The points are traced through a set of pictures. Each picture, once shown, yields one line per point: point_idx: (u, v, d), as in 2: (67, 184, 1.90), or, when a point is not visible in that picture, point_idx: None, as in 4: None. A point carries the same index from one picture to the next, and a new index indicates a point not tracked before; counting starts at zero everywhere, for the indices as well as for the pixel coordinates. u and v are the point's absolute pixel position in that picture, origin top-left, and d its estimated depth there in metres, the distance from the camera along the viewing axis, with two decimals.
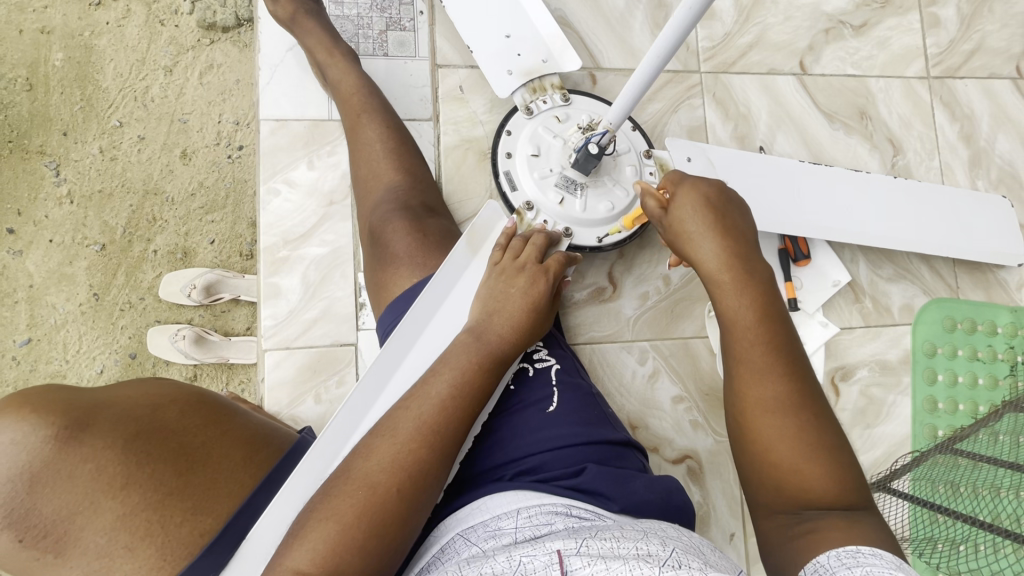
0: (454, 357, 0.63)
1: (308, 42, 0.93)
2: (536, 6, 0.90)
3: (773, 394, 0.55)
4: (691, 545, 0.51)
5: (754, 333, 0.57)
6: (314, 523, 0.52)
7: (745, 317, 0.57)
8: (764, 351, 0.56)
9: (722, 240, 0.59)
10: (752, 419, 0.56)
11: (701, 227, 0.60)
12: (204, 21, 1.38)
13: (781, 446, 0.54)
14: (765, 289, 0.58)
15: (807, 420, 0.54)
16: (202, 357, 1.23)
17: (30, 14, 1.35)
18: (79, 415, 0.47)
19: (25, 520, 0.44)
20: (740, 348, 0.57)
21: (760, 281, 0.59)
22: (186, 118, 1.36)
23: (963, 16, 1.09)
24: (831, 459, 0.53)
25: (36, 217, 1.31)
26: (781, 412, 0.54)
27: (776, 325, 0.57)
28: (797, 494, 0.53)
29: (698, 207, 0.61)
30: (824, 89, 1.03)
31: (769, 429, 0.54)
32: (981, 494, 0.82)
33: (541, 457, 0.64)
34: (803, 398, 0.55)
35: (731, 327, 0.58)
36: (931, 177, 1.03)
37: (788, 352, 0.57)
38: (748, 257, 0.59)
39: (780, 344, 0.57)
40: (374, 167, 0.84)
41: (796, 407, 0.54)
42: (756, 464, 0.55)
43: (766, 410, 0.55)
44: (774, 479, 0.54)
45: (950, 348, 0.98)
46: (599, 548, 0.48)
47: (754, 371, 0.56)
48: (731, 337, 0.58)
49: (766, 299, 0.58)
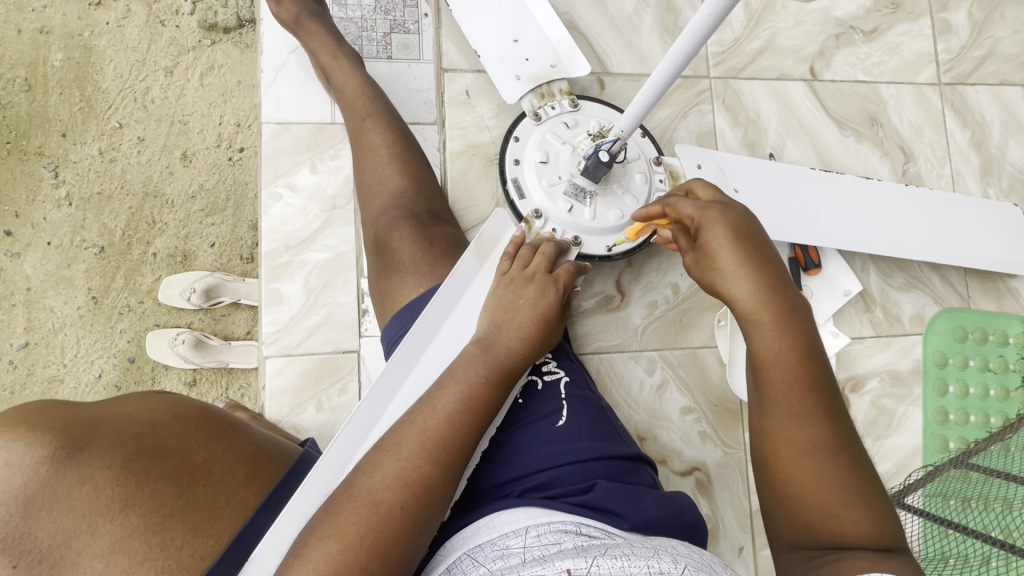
0: (461, 370, 0.61)
1: (312, 44, 0.92)
2: (544, 10, 0.89)
3: (810, 437, 0.53)
4: (703, 563, 0.49)
5: (791, 374, 0.54)
6: (315, 543, 0.50)
7: (780, 356, 0.55)
8: (800, 393, 0.54)
9: (756, 275, 0.57)
10: (785, 461, 0.53)
11: (733, 261, 0.58)
12: (205, 21, 1.36)
13: (816, 489, 0.52)
14: (802, 327, 0.56)
15: (844, 464, 0.52)
16: (201, 362, 1.21)
17: (29, 13, 1.33)
18: (77, 434, 0.45)
19: (20, 544, 0.42)
20: (777, 389, 0.55)
21: (796, 318, 0.56)
22: (186, 119, 1.35)
23: (975, 21, 1.08)
24: (868, 502, 0.51)
25: (33, 219, 1.30)
26: (817, 454, 0.52)
27: (812, 363, 0.55)
28: (833, 536, 0.51)
29: (730, 240, 0.58)
30: (834, 95, 1.02)
31: (804, 470, 0.52)
32: (998, 510, 0.78)
33: (549, 473, 0.62)
34: (839, 441, 0.53)
35: (765, 366, 0.56)
36: (943, 185, 1.02)
37: (824, 391, 0.54)
38: (782, 293, 0.57)
39: (816, 384, 0.54)
40: (380, 173, 0.82)
41: (833, 451, 0.52)
42: (786, 500, 0.53)
43: (800, 451, 0.53)
44: (807, 520, 0.52)
45: (961, 359, 0.97)
46: (610, 568, 0.46)
47: (789, 412, 0.54)
48: (764, 376, 0.56)
49: (802, 338, 0.55)
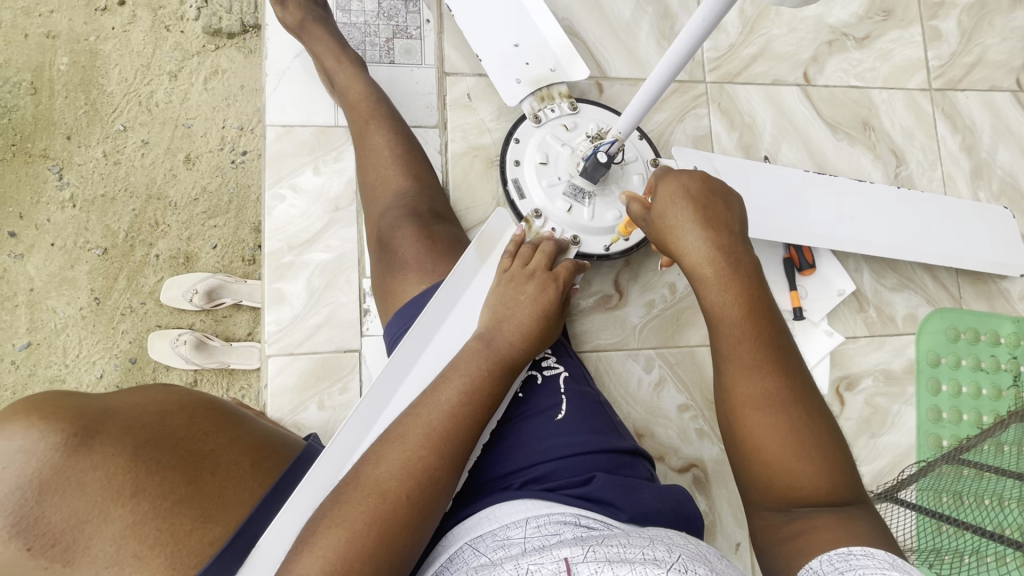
0: (464, 363, 0.63)
1: (316, 48, 0.94)
2: (544, 15, 0.91)
3: (762, 390, 0.54)
4: (697, 552, 0.50)
5: (740, 328, 0.56)
6: (323, 531, 0.51)
7: (729, 311, 0.57)
8: (751, 345, 0.56)
9: (707, 232, 0.59)
10: (738, 411, 0.55)
11: (684, 219, 0.60)
12: (210, 27, 1.39)
13: (768, 439, 0.53)
14: (751, 281, 0.58)
15: (795, 413, 0.54)
16: (203, 362, 1.22)
17: (36, 18, 1.35)
18: (88, 422, 0.46)
19: (34, 527, 0.43)
20: (728, 343, 0.57)
21: (745, 273, 0.58)
22: (190, 123, 1.37)
23: (964, 29, 1.11)
24: (822, 455, 0.53)
25: (38, 221, 1.31)
26: (769, 406, 0.54)
27: (763, 317, 0.57)
28: (789, 491, 0.52)
29: (683, 200, 0.61)
30: (828, 100, 1.04)
31: (758, 423, 0.54)
32: (987, 505, 0.81)
33: (549, 465, 0.64)
34: (790, 393, 0.54)
35: (717, 321, 0.58)
36: (934, 188, 1.04)
37: (775, 346, 0.56)
38: (733, 250, 0.59)
39: (766, 337, 0.56)
40: (382, 173, 0.84)
41: (782, 401, 0.54)
42: (749, 460, 0.55)
43: (754, 405, 0.55)
44: (766, 475, 0.53)
45: (953, 358, 0.99)
46: (606, 554, 0.48)
47: (742, 365, 0.56)
48: (717, 331, 0.58)
49: (751, 291, 0.58)
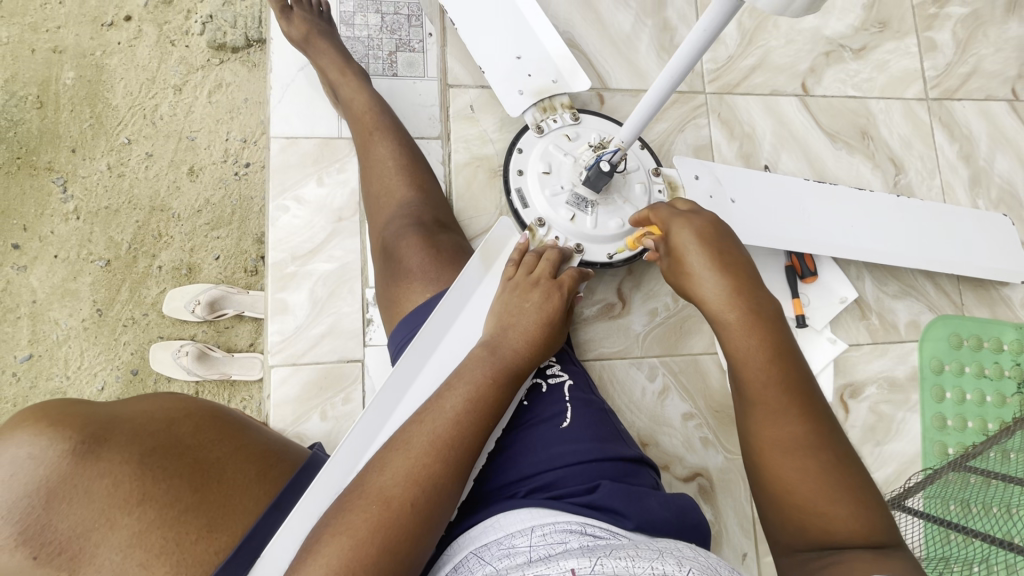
0: (468, 370, 0.63)
1: (321, 62, 0.95)
2: (545, 28, 0.93)
3: (791, 434, 0.55)
4: (707, 565, 0.50)
5: (764, 372, 0.57)
6: (327, 539, 0.51)
7: (752, 356, 0.57)
8: (776, 390, 0.56)
9: (724, 276, 0.60)
10: (767, 457, 0.56)
11: (703, 264, 0.61)
12: (215, 42, 1.41)
13: (799, 485, 0.53)
14: (772, 324, 0.58)
15: (825, 457, 0.53)
16: (204, 374, 1.22)
17: (43, 34, 1.37)
18: (95, 430, 0.47)
19: (39, 536, 0.43)
20: (753, 388, 0.57)
21: (766, 315, 0.59)
22: (194, 135, 1.38)
23: (959, 40, 1.12)
24: (854, 497, 0.52)
25: (41, 233, 1.32)
26: (798, 451, 0.54)
27: (786, 360, 0.57)
28: (824, 537, 0.52)
29: (697, 243, 0.62)
30: (826, 109, 1.06)
31: (787, 467, 0.54)
32: (994, 514, 0.81)
33: (554, 473, 0.63)
34: (819, 435, 0.54)
35: (740, 366, 0.59)
36: (933, 196, 1.05)
37: (800, 389, 0.56)
38: (750, 292, 0.60)
39: (790, 379, 0.56)
40: (387, 183, 0.85)
41: (812, 446, 0.54)
42: (780, 502, 0.54)
43: (785, 451, 0.55)
44: (799, 518, 0.53)
45: (957, 365, 0.99)
46: (614, 566, 0.47)
47: (768, 411, 0.56)
48: (741, 376, 0.58)
49: (773, 334, 0.58)
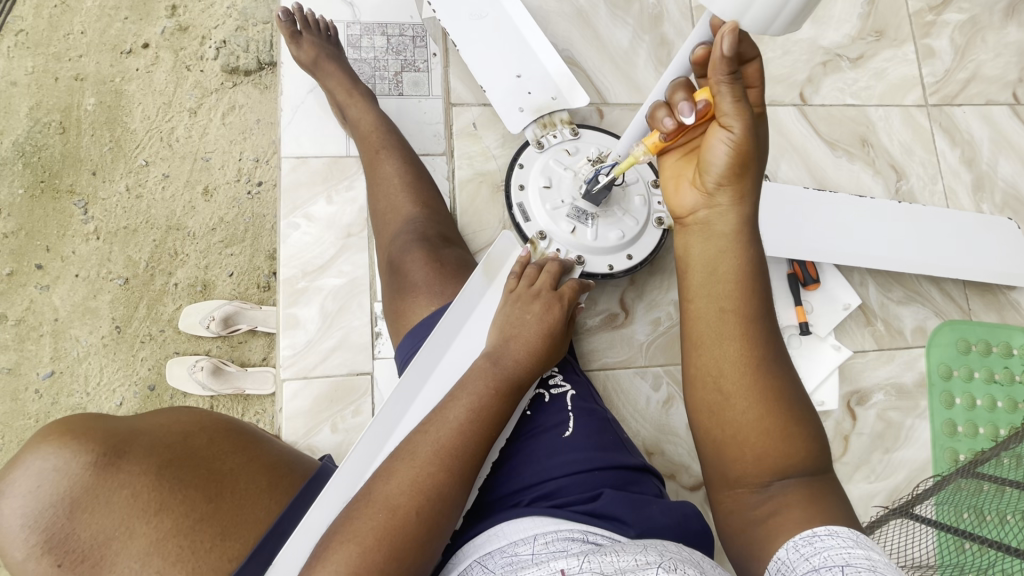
0: (472, 382, 0.64)
1: (329, 84, 0.99)
2: (544, 47, 0.95)
3: (756, 360, 0.54)
4: (690, 558, 0.51)
5: (744, 298, 0.55)
6: (335, 546, 0.52)
7: (736, 280, 0.55)
8: (749, 315, 0.55)
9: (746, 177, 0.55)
10: (730, 380, 0.55)
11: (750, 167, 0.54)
12: (228, 66, 1.46)
13: (757, 412, 0.54)
14: (756, 246, 0.56)
15: (781, 385, 0.55)
16: (219, 388, 1.25)
17: (66, 62, 1.43)
18: (116, 443, 0.50)
19: (66, 544, 0.47)
20: (730, 314, 0.55)
21: (750, 237, 0.56)
22: (209, 156, 1.43)
23: (957, 46, 1.13)
24: (803, 427, 0.54)
25: (63, 253, 1.36)
26: (763, 376, 0.54)
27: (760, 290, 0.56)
28: (779, 467, 0.53)
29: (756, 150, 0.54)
30: (825, 118, 1.07)
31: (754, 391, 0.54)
32: (1011, 522, 0.80)
33: (557, 482, 0.64)
34: (776, 363, 0.55)
35: (721, 288, 0.55)
36: (936, 201, 1.05)
37: (767, 318, 0.56)
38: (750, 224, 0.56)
39: (760, 307, 0.56)
40: (392, 200, 0.87)
41: (771, 373, 0.55)
42: (740, 434, 0.54)
43: (751, 377, 0.54)
44: (759, 449, 0.54)
45: (965, 370, 0.98)
46: (601, 565, 0.49)
47: (738, 338, 0.55)
48: (721, 296, 0.55)
49: (752, 256, 0.56)
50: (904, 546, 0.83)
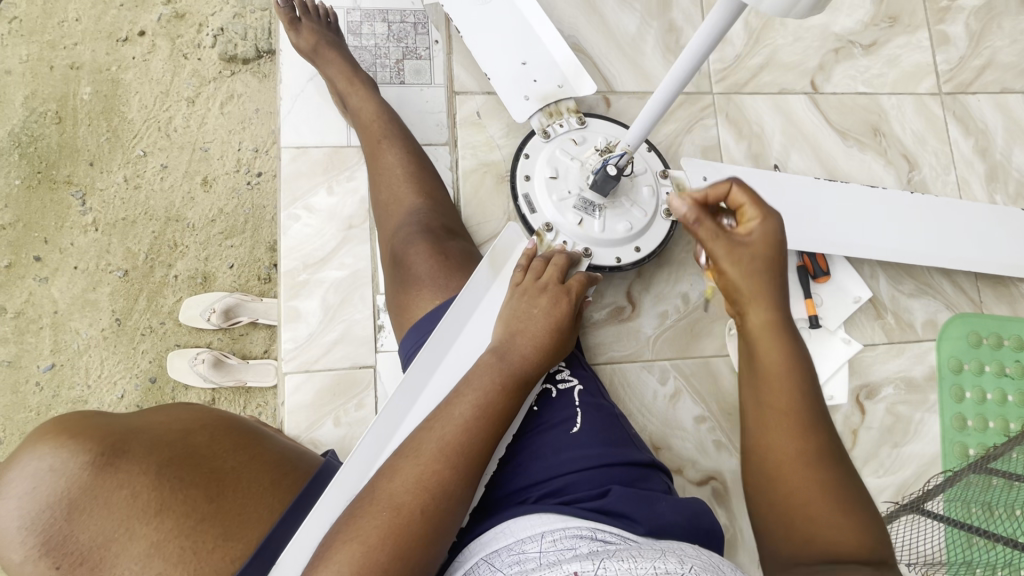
0: (478, 377, 0.63)
1: (329, 72, 0.97)
2: (550, 34, 0.93)
3: (802, 446, 0.55)
4: (710, 563, 0.49)
5: (786, 385, 0.56)
6: (339, 545, 0.51)
7: (778, 368, 0.57)
8: (793, 402, 0.56)
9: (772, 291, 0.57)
10: (776, 466, 0.55)
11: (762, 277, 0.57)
12: (226, 54, 1.43)
13: (802, 495, 0.54)
14: (796, 342, 0.57)
15: (830, 472, 0.54)
16: (221, 381, 1.24)
17: (60, 51, 1.40)
18: (114, 442, 0.49)
19: (64, 547, 0.46)
20: (771, 400, 0.57)
21: (790, 333, 0.58)
22: (207, 146, 1.40)
23: (972, 32, 1.10)
24: (854, 511, 0.53)
25: (61, 245, 1.35)
26: (807, 462, 0.54)
27: (806, 377, 0.57)
28: (826, 549, 0.52)
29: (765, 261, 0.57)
30: (836, 107, 1.04)
31: (799, 476, 0.54)
32: (1018, 517, 0.81)
33: (565, 479, 0.63)
34: (825, 450, 0.55)
35: (765, 376, 0.57)
36: (948, 192, 1.03)
37: (813, 405, 0.56)
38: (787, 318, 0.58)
39: (805, 394, 0.56)
40: (395, 191, 0.85)
41: (820, 460, 0.54)
42: (786, 512, 0.54)
43: (797, 462, 0.55)
44: (805, 528, 0.53)
45: (976, 364, 0.97)
46: (617, 571, 0.47)
47: (782, 418, 0.56)
48: (763, 382, 0.57)
49: (795, 351, 0.57)
50: (915, 543, 0.84)
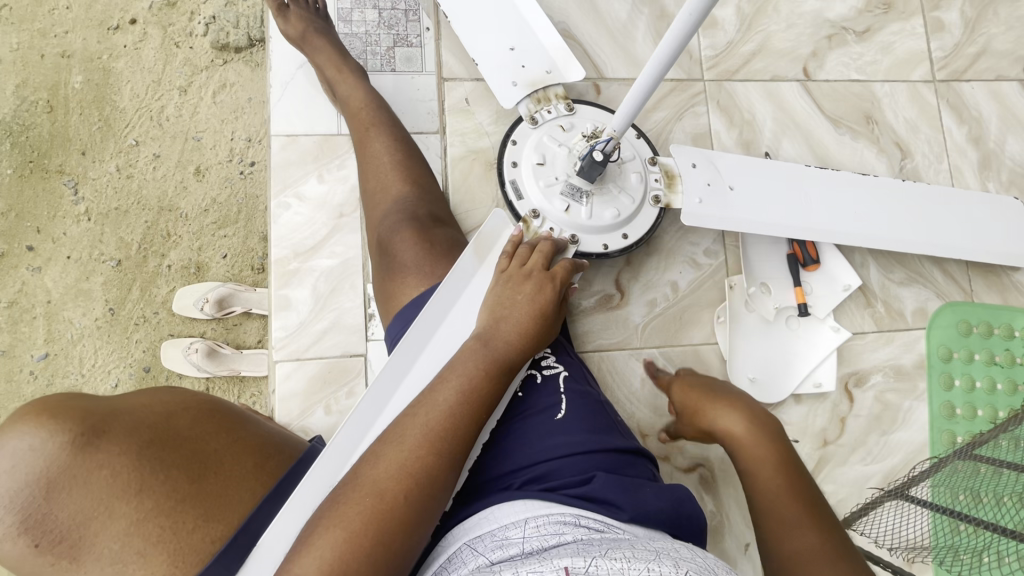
0: (461, 363, 0.63)
1: (318, 59, 0.96)
2: (539, 19, 0.92)
3: (811, 542, 0.62)
4: (706, 567, 0.49)
5: (784, 486, 0.66)
6: (321, 530, 0.52)
7: (771, 474, 0.68)
8: (792, 501, 0.65)
9: (734, 408, 0.75)
10: (795, 567, 0.61)
11: (719, 406, 0.76)
12: (218, 42, 1.42)
13: None
14: (780, 448, 0.70)
15: (845, 570, 0.59)
16: (214, 370, 1.24)
17: (51, 39, 1.39)
18: (94, 422, 0.49)
19: (42, 525, 0.46)
20: (773, 502, 0.66)
21: (776, 443, 0.71)
22: (200, 136, 1.40)
23: (967, 19, 1.09)
24: None
25: (54, 235, 1.34)
26: (819, 558, 0.60)
27: (796, 477, 0.67)
28: None
29: (704, 397, 0.79)
30: (829, 95, 1.04)
31: (814, 573, 0.60)
32: (1006, 504, 0.80)
33: (549, 464, 0.64)
34: (832, 544, 0.61)
35: (760, 481, 0.68)
36: (940, 180, 1.03)
37: (812, 502, 0.65)
38: (764, 426, 0.73)
39: (801, 493, 0.66)
40: (382, 178, 0.85)
41: (831, 556, 0.60)
42: None
43: (810, 559, 0.61)
44: None
45: (966, 352, 0.97)
46: (609, 569, 0.46)
47: (788, 521, 0.64)
48: (761, 488, 0.68)
49: (784, 457, 0.69)
50: (897, 527, 0.86)
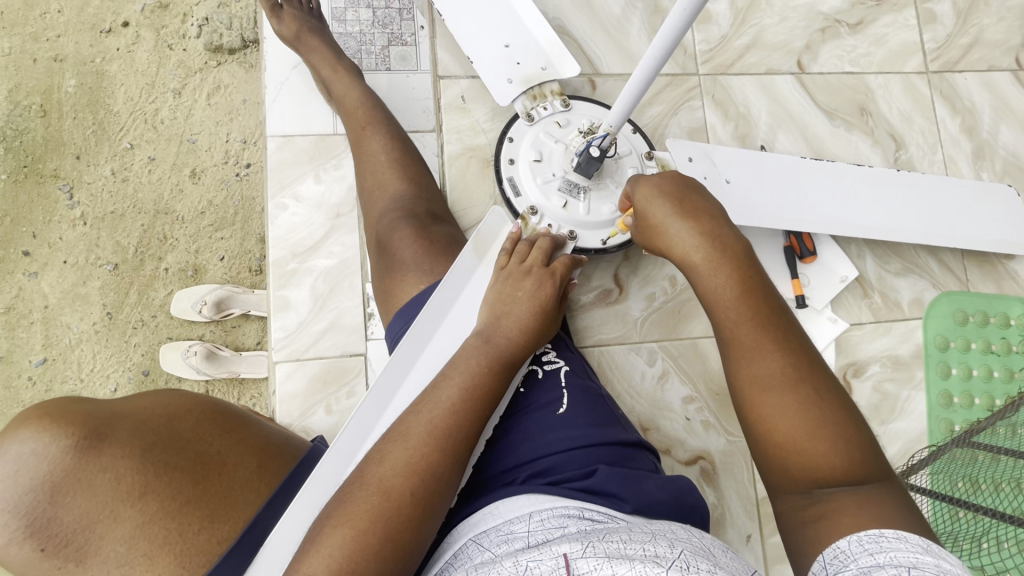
0: (463, 360, 0.63)
1: (313, 59, 0.96)
2: (533, 16, 0.92)
3: (766, 370, 0.54)
4: (701, 546, 0.49)
5: (737, 309, 0.57)
6: (328, 529, 0.52)
7: (723, 294, 0.58)
8: (748, 326, 0.56)
9: (688, 224, 0.61)
10: (743, 392, 0.55)
11: (672, 214, 0.62)
12: (211, 44, 1.42)
13: (775, 420, 0.52)
14: (736, 262, 0.59)
15: (802, 394, 0.52)
16: (214, 373, 1.24)
17: (43, 43, 1.38)
18: (97, 426, 0.49)
19: (47, 529, 0.46)
20: (725, 326, 0.57)
21: (734, 257, 0.59)
22: (195, 138, 1.39)
23: (959, 10, 1.10)
24: (839, 432, 0.51)
25: (50, 239, 1.34)
26: (773, 387, 0.53)
27: (756, 296, 0.57)
28: (810, 474, 0.51)
29: (662, 198, 0.63)
30: (823, 87, 1.04)
31: (764, 401, 0.53)
32: (1001, 489, 0.82)
33: (553, 459, 0.64)
34: (796, 370, 0.53)
35: (710, 301, 0.59)
36: (935, 170, 1.03)
37: (773, 321, 0.56)
38: (723, 238, 0.60)
39: (762, 314, 0.56)
40: (379, 176, 0.85)
41: (786, 382, 0.53)
42: (763, 445, 0.54)
43: (762, 388, 0.54)
44: (783, 460, 0.52)
45: (963, 341, 0.98)
46: (606, 549, 0.46)
47: (742, 348, 0.56)
48: (711, 310, 0.59)
49: (740, 270, 0.58)
50: None
